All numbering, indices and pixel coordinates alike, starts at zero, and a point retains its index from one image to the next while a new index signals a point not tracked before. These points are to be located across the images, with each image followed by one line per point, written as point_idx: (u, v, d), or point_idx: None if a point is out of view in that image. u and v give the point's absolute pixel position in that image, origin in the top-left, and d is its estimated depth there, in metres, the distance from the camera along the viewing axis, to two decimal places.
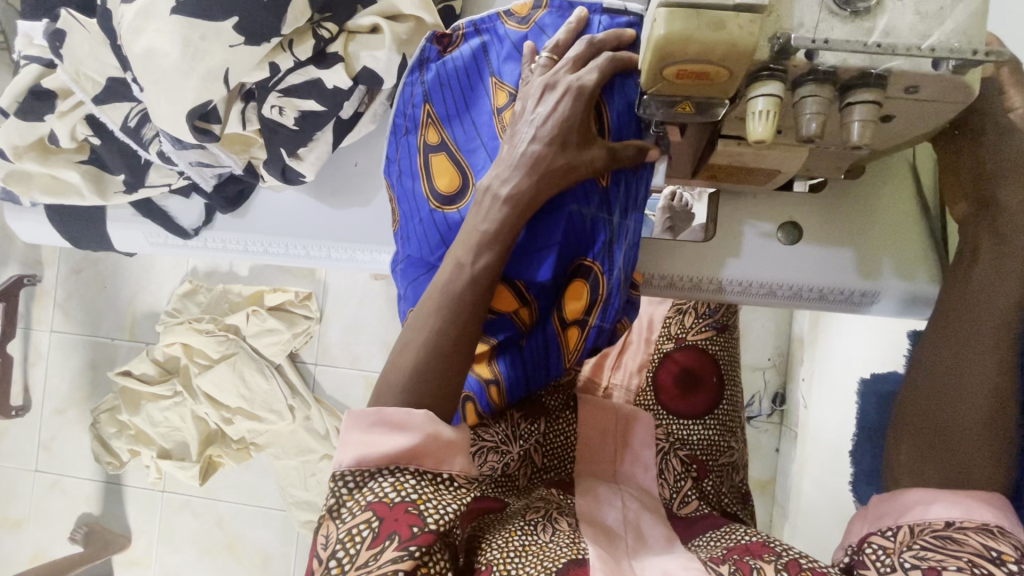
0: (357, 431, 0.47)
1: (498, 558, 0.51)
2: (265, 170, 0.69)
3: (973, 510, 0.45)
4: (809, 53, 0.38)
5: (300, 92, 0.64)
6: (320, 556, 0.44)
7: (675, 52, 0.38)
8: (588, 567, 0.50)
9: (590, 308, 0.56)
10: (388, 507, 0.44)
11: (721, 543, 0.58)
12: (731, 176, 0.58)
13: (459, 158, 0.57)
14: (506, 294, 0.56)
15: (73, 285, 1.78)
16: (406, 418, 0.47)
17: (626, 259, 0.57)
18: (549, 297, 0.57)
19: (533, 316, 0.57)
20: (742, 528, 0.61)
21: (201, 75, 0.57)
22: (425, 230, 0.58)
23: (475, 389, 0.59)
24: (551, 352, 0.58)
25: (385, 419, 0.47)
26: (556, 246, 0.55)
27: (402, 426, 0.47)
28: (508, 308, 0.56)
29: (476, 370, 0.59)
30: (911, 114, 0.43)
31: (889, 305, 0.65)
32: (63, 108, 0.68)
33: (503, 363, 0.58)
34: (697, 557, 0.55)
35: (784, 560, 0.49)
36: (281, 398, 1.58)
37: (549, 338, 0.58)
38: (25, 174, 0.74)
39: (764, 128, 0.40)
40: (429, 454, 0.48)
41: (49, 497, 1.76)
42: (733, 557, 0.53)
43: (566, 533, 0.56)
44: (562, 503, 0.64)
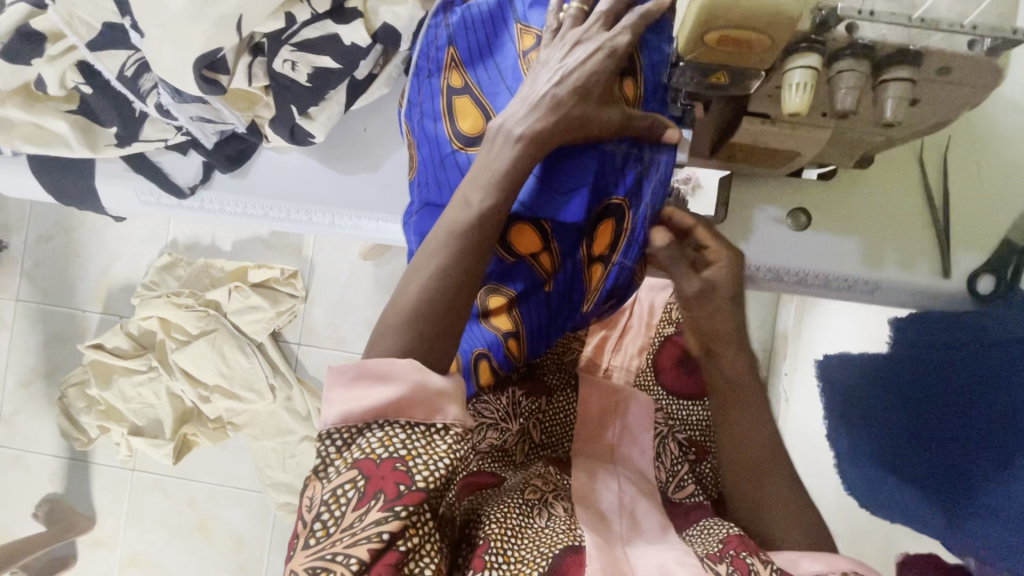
0: (340, 388, 0.46)
1: (495, 534, 0.50)
2: (271, 130, 0.67)
3: (835, 563, 0.50)
4: (850, 27, 0.39)
5: (315, 47, 0.61)
6: (305, 518, 0.44)
7: (721, 16, 0.38)
8: (583, 562, 0.50)
9: (615, 245, 0.56)
10: (375, 464, 0.44)
11: (712, 537, 0.57)
12: (749, 157, 0.58)
13: (483, 101, 0.55)
14: (526, 235, 0.56)
15: (43, 252, 1.70)
16: (389, 369, 0.46)
17: (654, 189, 0.56)
18: (571, 239, 0.56)
19: (553, 261, 0.57)
20: (722, 521, 0.59)
21: (214, 19, 0.54)
22: (447, 173, 0.56)
23: (490, 342, 0.59)
24: (574, 289, 0.58)
25: (367, 371, 0.46)
26: (583, 190, 0.54)
27: (385, 377, 0.46)
28: (528, 250, 0.57)
29: (494, 324, 0.58)
30: (936, 98, 0.43)
31: (888, 294, 0.67)
32: (52, 53, 0.64)
33: (523, 311, 0.58)
34: (694, 552, 0.55)
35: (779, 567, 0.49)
36: (262, 377, 1.54)
37: (572, 277, 0.58)
38: (7, 121, 0.69)
39: (799, 101, 0.40)
40: (417, 407, 0.46)
41: (9, 473, 1.69)
42: (729, 554, 0.52)
43: (562, 520, 0.56)
44: (558, 483, 0.63)
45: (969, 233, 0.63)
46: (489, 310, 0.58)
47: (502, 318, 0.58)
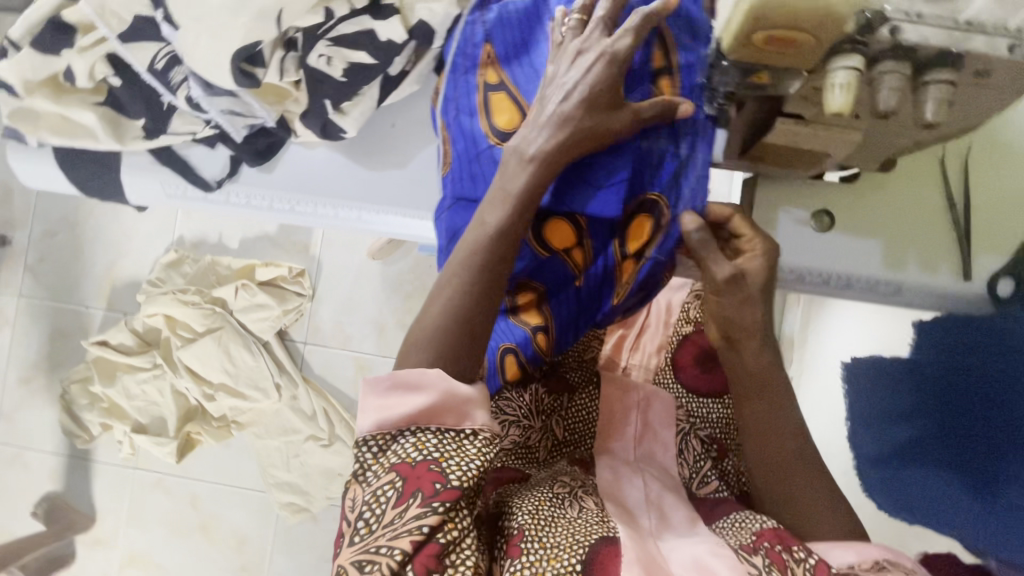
0: (374, 398, 0.47)
1: (529, 524, 0.50)
2: (304, 124, 0.67)
3: (864, 552, 0.50)
4: (893, 30, 0.39)
5: (350, 42, 0.62)
6: (348, 518, 0.44)
7: (768, 17, 0.38)
8: (619, 552, 0.49)
9: (649, 242, 0.57)
10: (411, 466, 0.44)
11: (743, 528, 0.56)
12: (778, 158, 0.59)
13: (519, 97, 0.56)
14: (562, 229, 0.57)
15: (46, 248, 1.69)
16: (419, 378, 0.47)
17: (695, 187, 0.57)
18: (605, 233, 0.57)
19: (586, 256, 0.58)
20: (754, 515, 0.57)
21: (253, 13, 0.55)
22: (484, 168, 0.56)
23: (518, 335, 0.60)
24: (606, 285, 0.59)
25: (399, 381, 0.47)
26: (621, 183, 0.55)
27: (416, 386, 0.46)
28: (561, 246, 0.57)
29: (524, 320, 0.60)
30: (972, 100, 0.44)
31: (913, 298, 0.67)
32: (84, 44, 0.64)
33: (553, 305, 0.60)
34: (728, 543, 0.54)
35: (814, 559, 0.49)
36: (267, 375, 1.54)
37: (605, 271, 0.58)
38: (33, 112, 0.69)
39: (842, 100, 0.41)
40: (448, 412, 0.47)
41: (8, 471, 1.67)
42: (764, 547, 0.51)
43: (594, 512, 0.55)
44: (585, 480, 0.63)
45: (990, 237, 0.64)
46: (519, 306, 0.60)
47: (531, 313, 0.60)
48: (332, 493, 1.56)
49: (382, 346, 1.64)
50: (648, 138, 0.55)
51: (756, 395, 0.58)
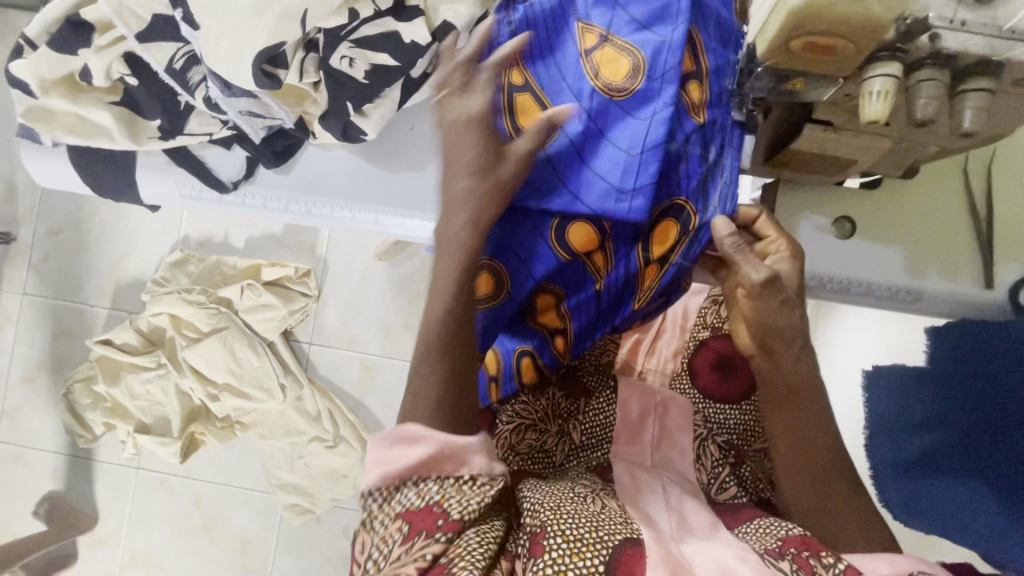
0: (375, 452, 0.46)
1: (549, 518, 0.47)
2: (323, 127, 0.66)
3: (899, 563, 0.48)
4: (933, 36, 0.38)
5: (374, 44, 0.61)
6: (361, 561, 0.46)
7: (811, 21, 0.38)
8: (643, 552, 0.47)
9: (675, 246, 0.58)
10: (414, 511, 0.44)
11: (769, 532, 0.54)
12: (802, 165, 0.59)
13: (545, 99, 0.56)
14: (585, 232, 0.57)
15: (51, 246, 1.68)
16: (416, 432, 0.46)
17: (722, 195, 0.58)
18: (628, 235, 0.58)
19: (606, 259, 0.59)
20: (780, 521, 0.55)
21: (278, 13, 0.54)
22: None
23: (537, 340, 0.63)
24: (627, 287, 0.61)
25: (397, 436, 0.46)
26: (649, 185, 0.54)
27: (413, 439, 0.45)
28: (583, 250, 0.58)
29: (542, 325, 0.63)
30: (1008, 108, 0.44)
31: (933, 303, 0.67)
32: (101, 43, 0.64)
33: (571, 307, 0.62)
34: (752, 548, 0.52)
35: (844, 564, 0.47)
36: (273, 376, 1.53)
37: (624, 273, 0.59)
38: (48, 111, 0.69)
39: (880, 108, 0.41)
40: (447, 461, 0.45)
41: (9, 470, 1.66)
42: (790, 552, 0.49)
43: (616, 512, 0.53)
44: (604, 485, 0.60)
45: (1010, 246, 0.64)
46: (536, 311, 0.62)
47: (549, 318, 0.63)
48: (336, 494, 1.55)
49: (387, 347, 1.64)
50: (676, 139, 0.54)
51: (788, 401, 0.58)
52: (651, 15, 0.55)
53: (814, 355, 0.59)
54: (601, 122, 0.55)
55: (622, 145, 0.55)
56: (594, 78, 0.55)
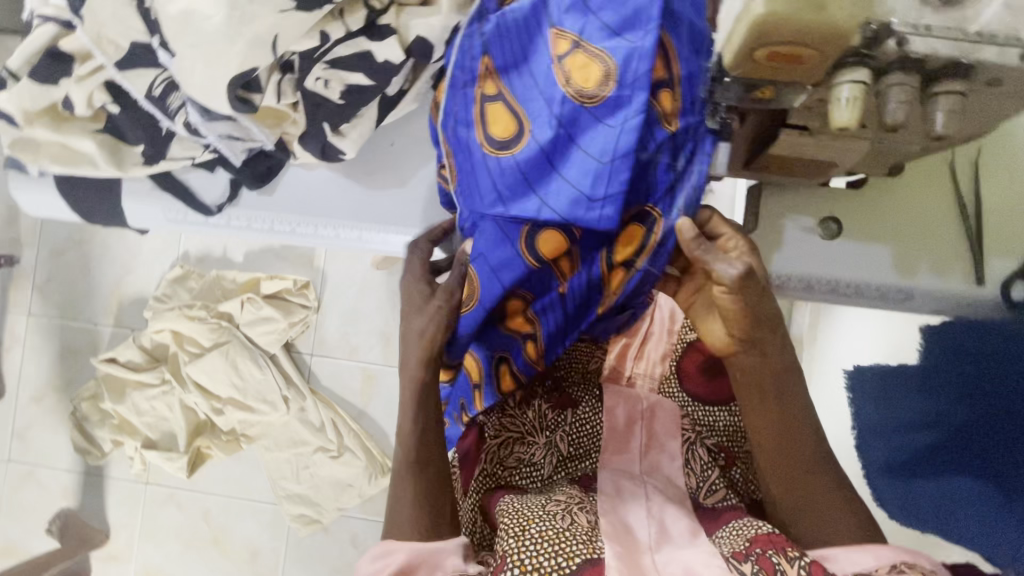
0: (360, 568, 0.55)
1: (512, 547, 0.56)
2: (301, 146, 0.67)
3: (882, 555, 0.52)
4: (900, 41, 0.37)
5: (347, 63, 0.61)
6: None
7: (774, 32, 0.37)
8: (602, 572, 0.54)
9: (640, 251, 0.57)
10: None
11: (741, 533, 0.59)
12: (784, 167, 0.58)
13: (516, 107, 0.56)
14: (554, 238, 0.57)
15: (54, 267, 1.70)
16: (395, 544, 0.55)
17: (688, 198, 0.56)
18: (596, 239, 0.57)
19: (573, 262, 0.59)
20: (752, 522, 0.59)
21: (248, 40, 0.55)
22: (482, 177, 0.58)
23: (510, 344, 0.64)
24: (594, 290, 0.60)
25: (379, 551, 0.55)
26: (617, 197, 0.53)
27: (392, 550, 0.55)
28: (550, 255, 0.58)
29: (514, 328, 0.63)
30: (983, 109, 0.43)
31: (923, 303, 0.66)
32: (81, 72, 0.64)
33: (539, 313, 0.62)
34: (719, 552, 0.57)
35: (808, 558, 0.52)
36: (275, 388, 1.54)
37: (584, 281, 0.59)
38: (34, 141, 0.70)
39: (849, 116, 0.40)
40: (420, 566, 0.54)
41: (22, 488, 1.68)
42: (755, 552, 0.55)
43: (583, 529, 0.58)
44: (583, 498, 0.64)
45: (1001, 240, 0.63)
46: (507, 316, 0.63)
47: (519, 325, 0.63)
48: (342, 503, 1.56)
49: (388, 355, 1.64)
50: (647, 148, 0.53)
51: (753, 392, 0.60)
52: (623, 22, 0.53)
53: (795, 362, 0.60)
54: (570, 129, 0.53)
55: (590, 151, 0.53)
56: (565, 84, 0.53)
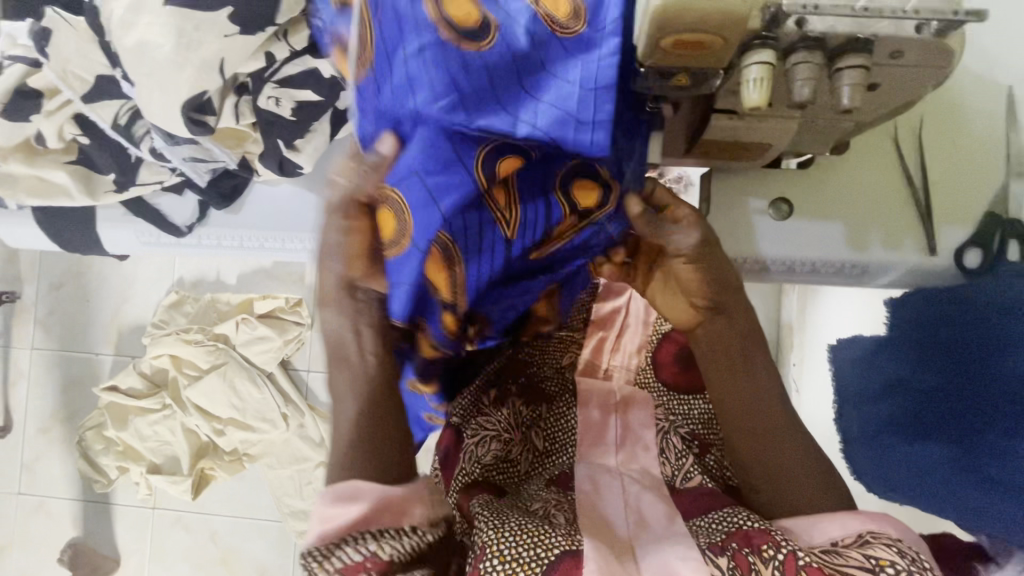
0: (318, 506, 0.49)
1: (491, 541, 0.52)
2: (261, 164, 0.71)
3: (848, 525, 0.52)
4: (799, 21, 0.39)
5: (295, 81, 0.66)
6: None
7: (674, 20, 0.39)
8: (580, 564, 0.50)
9: (597, 204, 0.56)
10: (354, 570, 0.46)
11: (720, 525, 0.56)
12: (725, 152, 0.59)
13: (481, 9, 0.47)
14: (508, 163, 0.52)
15: (54, 300, 1.74)
16: (358, 488, 0.49)
17: (637, 172, 0.57)
18: (544, 170, 0.54)
19: (510, 199, 0.53)
20: (737, 511, 0.57)
21: (196, 64, 0.60)
22: (432, 81, 0.48)
23: (433, 308, 0.57)
24: (540, 238, 0.56)
25: (339, 491, 0.49)
26: (606, 121, 0.49)
27: (355, 493, 0.49)
28: (500, 179, 0.53)
29: (440, 291, 0.55)
30: (895, 81, 0.45)
31: (877, 274, 0.67)
32: (50, 107, 0.69)
33: (469, 266, 0.55)
34: (696, 543, 0.54)
35: (782, 555, 0.49)
36: (275, 407, 1.56)
37: (537, 219, 0.54)
38: (11, 176, 0.73)
39: (759, 96, 0.42)
40: (386, 514, 0.49)
41: (32, 520, 1.71)
42: (731, 547, 0.52)
43: (562, 526, 0.56)
44: (561, 497, 0.64)
45: (952, 211, 0.64)
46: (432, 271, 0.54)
47: (439, 283, 0.55)
48: None
49: None
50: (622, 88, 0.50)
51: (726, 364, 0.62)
52: None
53: (746, 341, 0.63)
54: (543, 53, 0.47)
55: (574, 80, 0.48)
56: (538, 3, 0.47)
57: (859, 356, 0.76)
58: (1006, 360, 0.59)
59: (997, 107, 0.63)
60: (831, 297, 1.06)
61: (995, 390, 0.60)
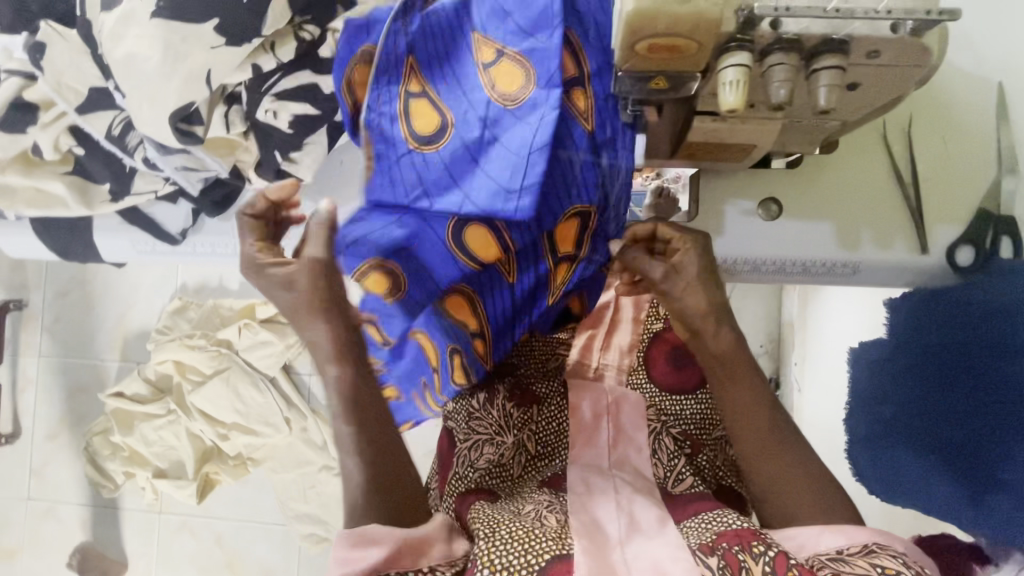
0: (338, 551, 0.48)
1: (482, 551, 0.51)
2: (256, 175, 0.73)
3: (855, 535, 0.50)
4: (774, 23, 0.40)
5: (291, 95, 0.68)
6: None
7: (646, 26, 0.39)
8: (573, 566, 0.50)
9: (580, 244, 0.60)
10: None
11: (710, 526, 0.55)
12: (708, 154, 0.59)
13: (438, 100, 0.56)
14: (481, 236, 0.58)
15: (61, 308, 1.77)
16: (378, 532, 0.48)
17: (620, 188, 0.59)
18: (528, 234, 0.57)
19: (509, 259, 0.60)
20: (721, 516, 0.56)
21: (184, 76, 0.61)
22: (401, 173, 0.56)
23: (461, 340, 0.65)
24: (540, 288, 0.63)
25: (360, 536, 0.48)
26: (535, 186, 0.52)
27: (375, 539, 0.48)
28: (483, 249, 0.59)
29: (464, 327, 0.64)
30: (874, 81, 0.44)
31: (868, 274, 0.67)
32: (46, 120, 0.70)
33: (487, 311, 0.63)
34: (686, 544, 0.54)
35: (773, 553, 0.49)
36: (277, 412, 1.57)
37: (530, 275, 0.61)
38: (9, 188, 0.75)
39: (735, 98, 0.41)
40: (406, 556, 0.49)
41: (42, 525, 1.73)
42: (722, 547, 0.51)
43: (553, 528, 0.55)
44: (553, 500, 0.62)
45: (945, 210, 0.64)
46: (451, 309, 0.64)
47: (465, 314, 0.64)
48: None
49: None
50: (565, 146, 0.54)
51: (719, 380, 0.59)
52: (532, 23, 0.53)
53: (743, 344, 0.60)
54: (493, 129, 0.54)
55: (508, 145, 0.53)
56: (489, 87, 0.54)
57: (873, 363, 0.72)
58: (1014, 364, 0.57)
59: (988, 102, 0.63)
60: (832, 296, 1.05)
61: (1004, 393, 0.57)
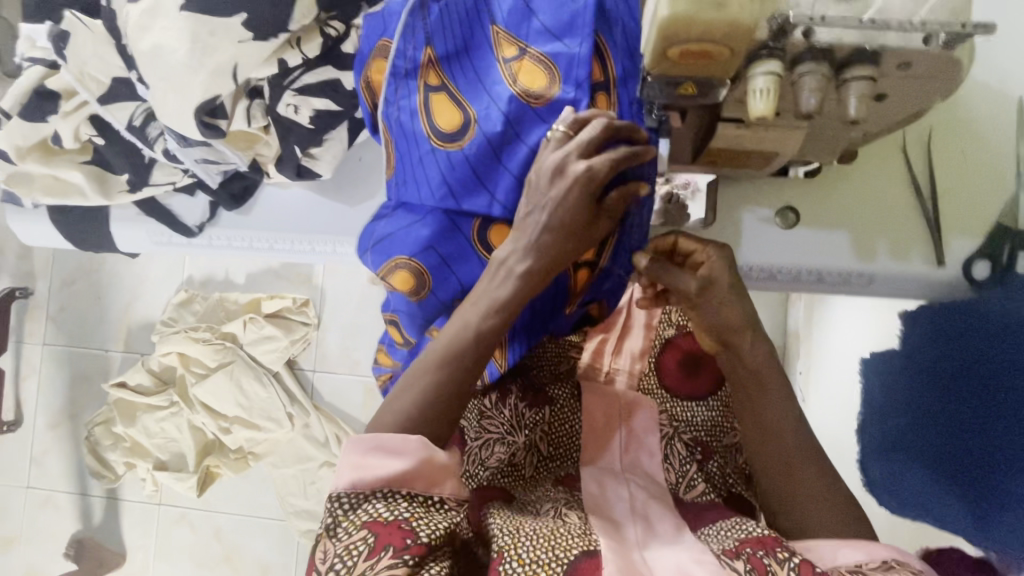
0: (356, 454, 0.49)
1: (507, 544, 0.49)
2: (277, 169, 0.73)
3: (874, 551, 0.49)
4: (807, 32, 0.39)
5: (315, 90, 0.69)
6: (320, 568, 0.46)
7: (679, 32, 0.40)
8: (600, 564, 0.49)
9: (601, 251, 0.59)
10: (383, 524, 0.47)
11: (732, 533, 0.56)
12: (730, 161, 0.60)
13: (460, 99, 0.56)
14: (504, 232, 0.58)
15: (65, 297, 1.77)
16: (401, 444, 0.49)
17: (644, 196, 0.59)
18: None
19: None
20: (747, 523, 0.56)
21: (210, 69, 0.62)
22: (425, 169, 0.57)
23: None
24: (560, 299, 0.60)
25: (381, 445, 0.49)
26: None
27: (396, 452, 0.49)
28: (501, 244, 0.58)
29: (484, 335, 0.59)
30: (902, 91, 0.45)
31: (886, 285, 0.67)
32: (68, 108, 0.71)
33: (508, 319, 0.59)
34: (710, 549, 0.54)
35: (797, 558, 0.48)
36: (280, 406, 1.57)
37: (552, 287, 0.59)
38: (28, 175, 0.76)
39: (764, 105, 0.42)
40: (419, 478, 0.50)
41: (41, 514, 1.73)
42: (746, 552, 0.51)
43: (577, 525, 0.55)
44: (568, 498, 0.62)
45: (966, 221, 0.64)
46: None
47: None
48: None
49: None
50: None
51: (744, 386, 0.61)
52: (560, 26, 0.53)
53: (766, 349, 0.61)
54: (517, 128, 0.54)
55: (532, 145, 0.54)
56: (512, 86, 0.54)
57: (881, 372, 0.75)
58: None
59: (1007, 118, 0.63)
60: (838, 306, 1.05)
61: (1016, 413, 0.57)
